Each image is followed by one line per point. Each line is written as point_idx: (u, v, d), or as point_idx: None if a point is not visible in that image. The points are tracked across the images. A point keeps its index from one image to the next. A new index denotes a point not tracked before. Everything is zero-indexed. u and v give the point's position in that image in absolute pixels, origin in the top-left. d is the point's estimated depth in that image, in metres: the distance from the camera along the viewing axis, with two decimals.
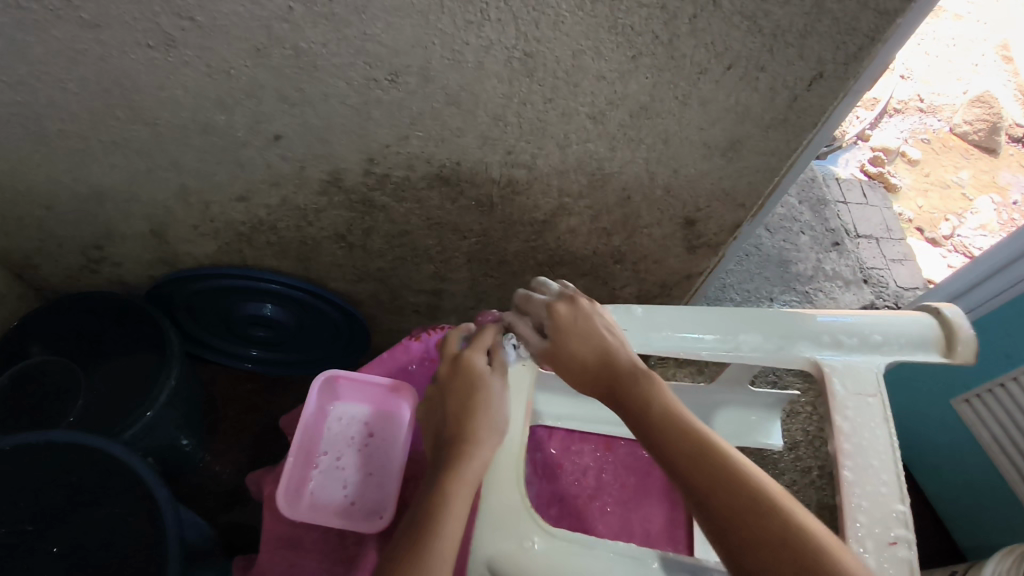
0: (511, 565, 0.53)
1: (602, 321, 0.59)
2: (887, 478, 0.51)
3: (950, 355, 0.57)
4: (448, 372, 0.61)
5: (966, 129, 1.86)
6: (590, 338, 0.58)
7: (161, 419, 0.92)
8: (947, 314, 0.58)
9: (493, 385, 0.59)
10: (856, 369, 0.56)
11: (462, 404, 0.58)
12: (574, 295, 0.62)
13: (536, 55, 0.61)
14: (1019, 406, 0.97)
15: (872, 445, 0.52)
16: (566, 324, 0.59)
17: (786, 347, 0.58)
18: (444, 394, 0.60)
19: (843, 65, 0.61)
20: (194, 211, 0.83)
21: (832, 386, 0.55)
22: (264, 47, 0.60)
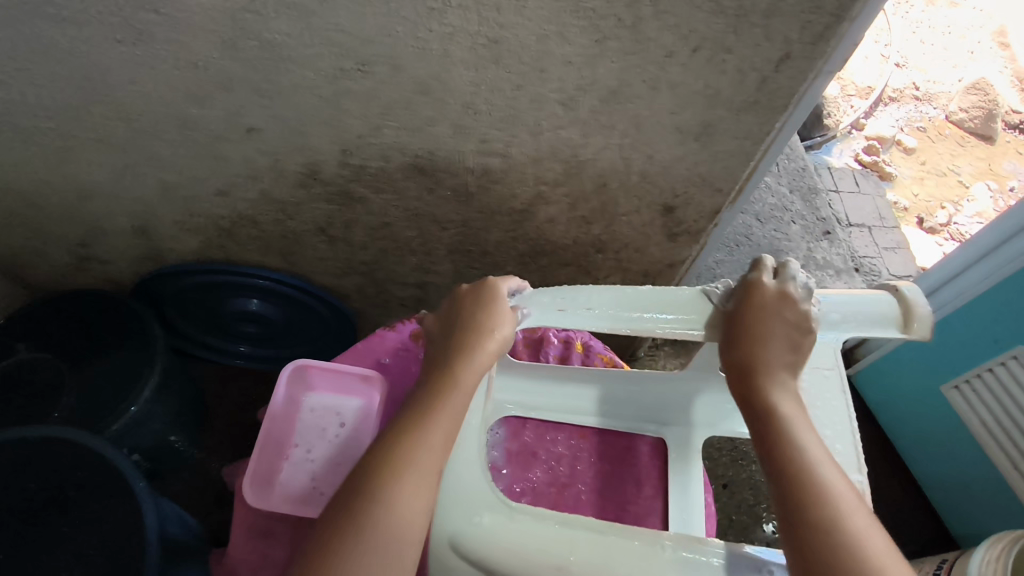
0: (469, 544, 0.55)
1: (790, 331, 0.55)
2: (838, 446, 0.53)
3: (909, 331, 0.56)
4: (468, 295, 0.63)
5: (963, 116, 1.84)
6: (760, 338, 0.55)
7: (147, 415, 0.94)
8: (904, 290, 0.57)
9: (503, 317, 0.60)
10: (813, 346, 0.57)
11: (466, 325, 0.60)
12: (791, 293, 0.55)
13: (501, 41, 0.61)
14: (1011, 392, 0.98)
15: (823, 414, 0.54)
16: (754, 314, 0.55)
17: None
18: (455, 315, 0.62)
19: (810, 45, 0.61)
20: (175, 207, 0.84)
21: (789, 366, 0.55)
22: (231, 39, 0.61)
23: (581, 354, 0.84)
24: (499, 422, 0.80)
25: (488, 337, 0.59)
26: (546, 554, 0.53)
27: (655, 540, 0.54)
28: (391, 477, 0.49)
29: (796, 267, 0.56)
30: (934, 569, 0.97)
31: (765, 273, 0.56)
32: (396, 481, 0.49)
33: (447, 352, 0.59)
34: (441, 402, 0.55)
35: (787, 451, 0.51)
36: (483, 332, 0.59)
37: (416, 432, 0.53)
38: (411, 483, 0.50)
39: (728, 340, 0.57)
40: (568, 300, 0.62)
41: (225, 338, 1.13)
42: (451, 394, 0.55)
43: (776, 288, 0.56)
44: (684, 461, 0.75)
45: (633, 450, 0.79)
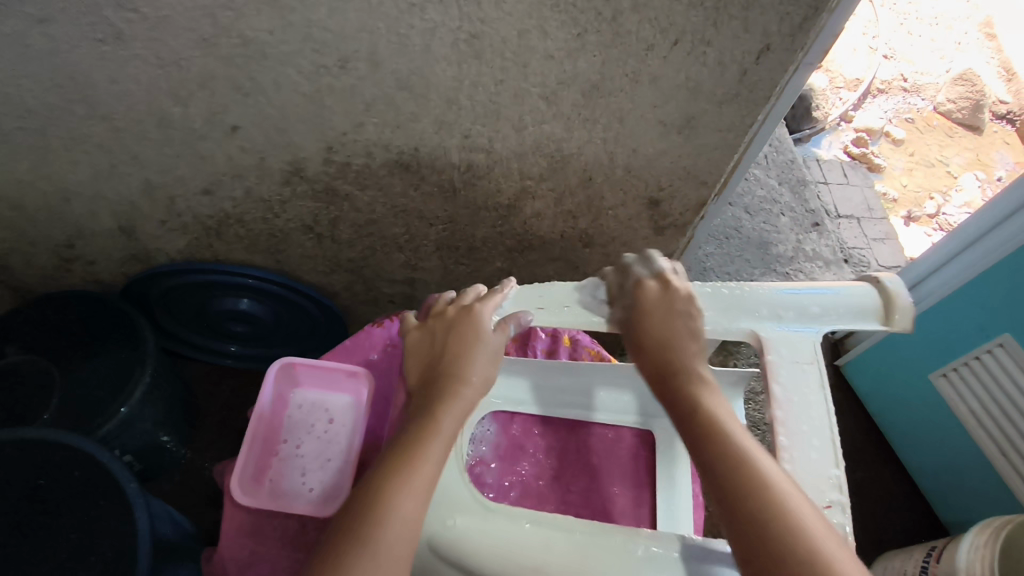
0: (446, 545, 0.55)
1: (688, 321, 0.56)
2: (819, 444, 0.52)
3: (890, 323, 0.57)
4: (455, 315, 0.60)
5: (950, 107, 1.84)
6: (664, 329, 0.55)
7: (138, 416, 0.94)
8: (886, 282, 0.57)
9: (492, 344, 0.58)
10: (792, 338, 0.57)
11: (455, 349, 0.58)
12: (676, 284, 0.58)
13: (481, 36, 0.61)
14: (996, 380, 0.98)
15: (806, 411, 0.53)
16: (649, 307, 0.57)
17: (728, 321, 0.58)
18: (442, 335, 0.60)
19: (789, 37, 0.61)
20: (161, 206, 0.84)
21: (770, 360, 0.56)
22: (211, 37, 0.61)
23: (568, 348, 0.85)
24: (488, 417, 0.80)
25: (476, 363, 0.57)
26: (520, 554, 0.53)
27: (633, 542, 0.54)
28: (379, 501, 0.47)
29: (665, 259, 0.61)
30: (922, 556, 0.98)
31: (640, 269, 0.60)
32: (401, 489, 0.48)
33: (436, 378, 0.56)
34: (430, 427, 0.52)
35: (712, 428, 0.48)
36: (472, 357, 0.57)
37: (406, 458, 0.49)
38: (402, 517, 0.46)
39: (630, 335, 0.57)
40: (550, 300, 0.63)
41: (215, 338, 1.13)
42: (440, 422, 0.52)
43: (657, 281, 0.59)
44: (671, 453, 0.77)
45: (621, 443, 0.79)
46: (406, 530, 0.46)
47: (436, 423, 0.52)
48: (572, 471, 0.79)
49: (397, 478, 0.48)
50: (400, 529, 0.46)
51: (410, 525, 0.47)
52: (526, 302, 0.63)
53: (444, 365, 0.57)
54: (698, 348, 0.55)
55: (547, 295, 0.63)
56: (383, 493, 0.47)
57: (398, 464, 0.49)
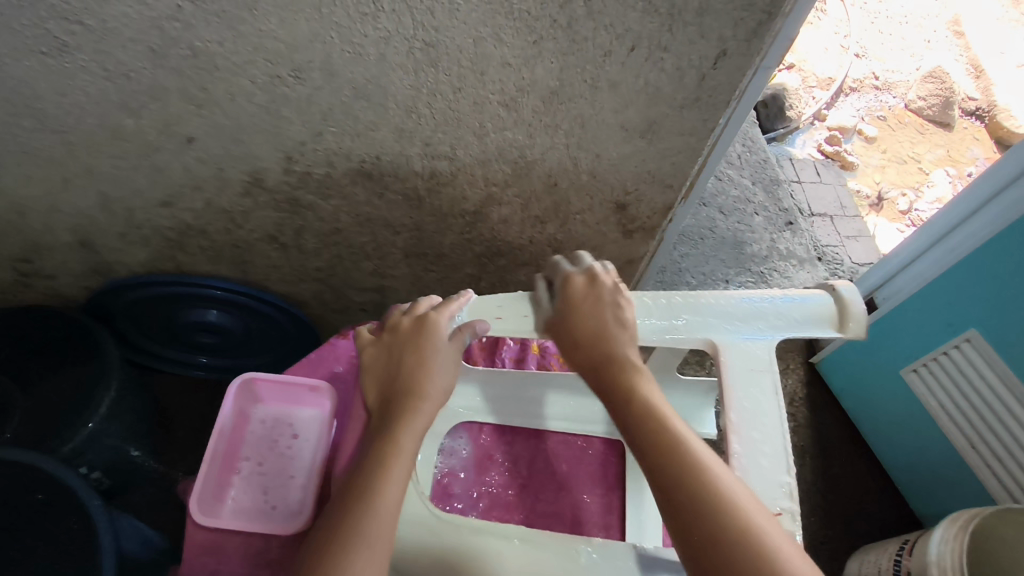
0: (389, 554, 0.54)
1: (615, 312, 0.56)
2: (771, 451, 0.51)
3: (844, 331, 0.57)
4: (409, 328, 0.58)
5: (921, 105, 1.87)
6: (591, 326, 0.56)
7: (104, 432, 0.93)
8: (841, 290, 0.58)
9: (450, 354, 0.57)
10: (749, 346, 0.56)
11: (410, 365, 0.56)
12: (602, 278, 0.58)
13: (436, 44, 0.60)
14: (965, 374, 1.00)
15: (759, 418, 0.52)
16: (573, 306, 0.57)
17: (688, 328, 0.58)
18: (396, 349, 0.58)
19: (745, 41, 0.61)
20: (120, 219, 0.82)
21: (726, 362, 0.55)
22: (159, 48, 0.59)
23: (535, 356, 0.84)
24: (453, 429, 0.80)
25: (434, 376, 0.56)
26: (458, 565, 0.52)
27: (577, 550, 0.52)
28: (348, 526, 0.46)
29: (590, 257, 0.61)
30: (896, 552, 0.99)
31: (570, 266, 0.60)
32: (366, 513, 0.47)
33: (394, 398, 0.55)
34: (388, 451, 0.50)
35: (651, 420, 0.49)
36: (429, 370, 0.56)
37: (369, 482, 0.49)
38: (369, 541, 0.46)
39: (558, 331, 0.57)
40: (507, 310, 0.60)
41: (184, 350, 1.11)
42: (400, 442, 0.51)
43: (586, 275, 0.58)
44: (640, 465, 0.77)
45: (591, 449, 0.80)
46: (374, 553, 0.45)
47: (396, 444, 0.51)
48: (539, 478, 0.78)
49: (360, 503, 0.47)
50: (371, 555, 0.45)
51: (381, 549, 0.46)
52: (486, 312, 0.60)
53: (401, 383, 0.56)
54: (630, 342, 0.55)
55: (505, 304, 0.61)
56: (352, 512, 0.47)
57: (361, 489, 0.48)
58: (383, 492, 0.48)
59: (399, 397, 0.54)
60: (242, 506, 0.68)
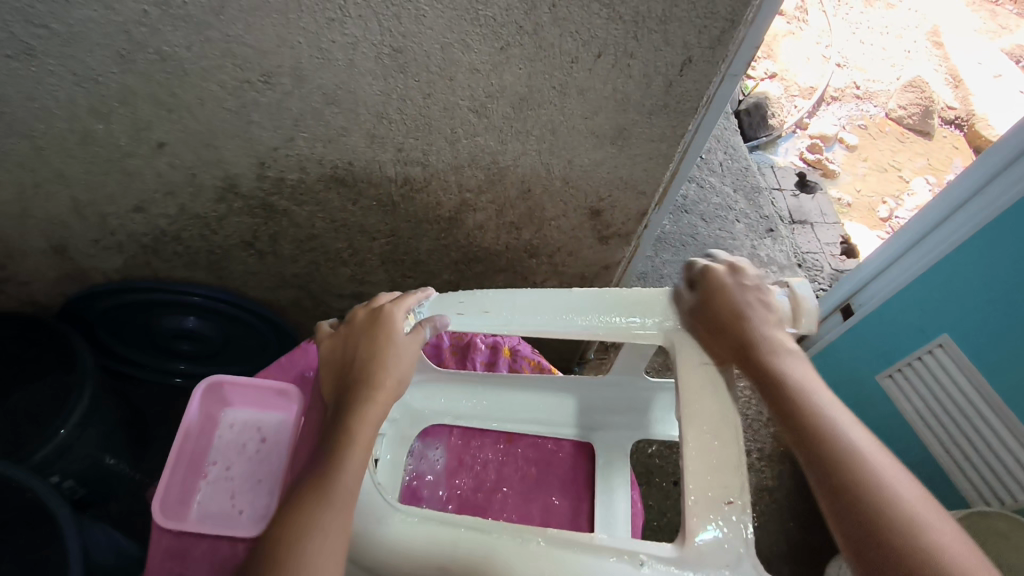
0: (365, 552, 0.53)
1: (760, 304, 0.57)
2: (719, 440, 0.53)
3: (798, 327, 0.58)
4: (365, 321, 0.59)
5: (901, 114, 1.89)
6: (739, 318, 0.56)
7: (79, 439, 0.90)
8: (795, 287, 0.59)
9: (405, 345, 0.58)
10: None
11: (366, 357, 0.57)
12: (744, 270, 0.59)
13: (404, 50, 0.61)
14: (938, 378, 1.00)
15: (710, 409, 0.54)
16: (719, 301, 0.58)
17: (645, 323, 0.60)
18: (353, 341, 0.59)
19: (709, 49, 0.61)
20: (93, 225, 0.82)
21: (682, 353, 0.58)
22: (127, 53, 0.60)
23: (507, 360, 0.84)
24: (420, 433, 0.81)
25: (389, 366, 0.56)
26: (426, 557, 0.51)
27: (527, 536, 0.50)
28: (302, 514, 0.47)
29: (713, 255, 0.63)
30: None
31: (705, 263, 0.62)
32: (322, 499, 0.48)
33: (349, 389, 0.55)
34: (344, 440, 0.51)
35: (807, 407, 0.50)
36: (383, 360, 0.56)
37: (325, 472, 0.49)
38: (323, 530, 0.46)
39: (702, 326, 0.58)
40: (467, 305, 0.65)
41: (162, 357, 1.10)
42: (353, 433, 0.51)
43: (723, 271, 0.59)
44: (610, 466, 0.77)
45: (561, 452, 0.80)
46: (330, 541, 0.46)
47: (350, 434, 0.51)
48: (509, 482, 0.80)
49: (316, 493, 0.48)
50: (326, 541, 0.46)
51: (333, 537, 0.46)
52: (448, 308, 0.65)
53: (356, 374, 0.56)
54: (769, 331, 0.56)
55: (466, 300, 0.65)
56: (309, 502, 0.47)
57: (315, 480, 0.49)
58: (336, 481, 0.49)
59: (354, 389, 0.55)
60: (207, 511, 0.68)
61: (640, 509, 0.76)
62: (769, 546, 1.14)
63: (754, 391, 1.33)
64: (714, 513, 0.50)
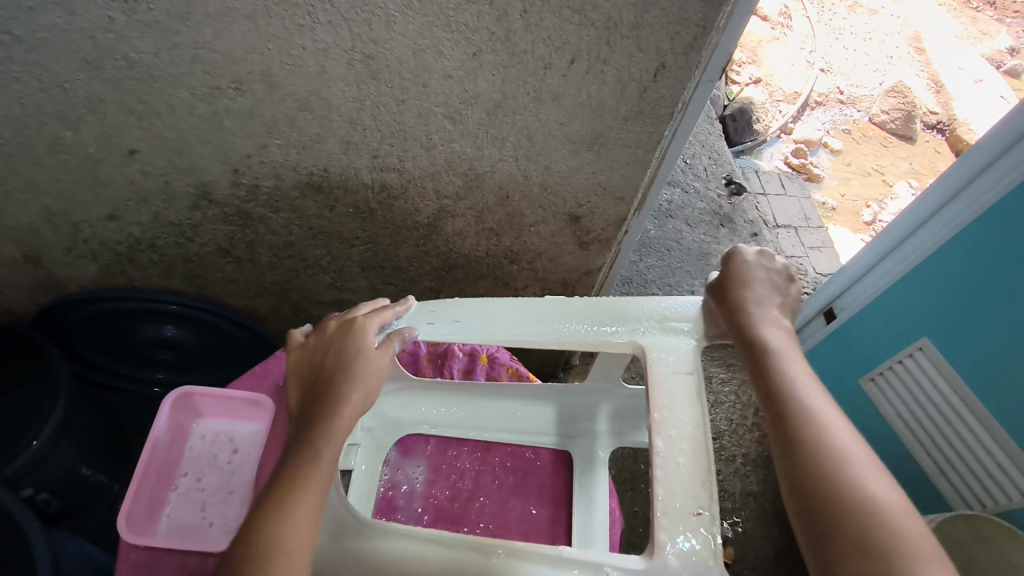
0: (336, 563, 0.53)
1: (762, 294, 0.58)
2: (689, 450, 0.52)
3: None
4: (336, 332, 0.59)
5: (884, 118, 1.90)
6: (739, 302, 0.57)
7: (53, 450, 0.89)
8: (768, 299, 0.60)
9: (375, 357, 0.57)
10: (676, 348, 0.58)
11: (336, 370, 0.56)
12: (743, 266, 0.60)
13: (376, 57, 0.60)
14: (916, 381, 1.01)
15: (682, 417, 0.54)
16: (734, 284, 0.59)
17: (616, 332, 0.60)
18: (324, 352, 0.58)
19: (682, 55, 0.61)
20: (66, 233, 0.81)
21: (653, 359, 0.58)
22: (93, 59, 0.59)
23: (484, 368, 0.84)
24: (396, 442, 0.81)
25: (358, 380, 0.56)
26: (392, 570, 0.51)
27: (487, 549, 0.51)
28: (265, 530, 0.46)
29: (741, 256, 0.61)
30: None
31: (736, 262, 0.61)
32: (286, 516, 0.47)
33: (316, 403, 0.55)
34: (309, 456, 0.51)
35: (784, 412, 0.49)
36: (352, 374, 0.56)
37: (290, 489, 0.49)
38: (288, 549, 0.46)
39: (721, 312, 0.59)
40: (439, 315, 0.64)
41: (139, 366, 1.09)
42: (318, 448, 0.51)
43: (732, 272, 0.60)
44: (588, 475, 0.77)
45: (539, 461, 0.80)
46: (293, 560, 0.46)
47: (315, 450, 0.51)
48: (485, 491, 0.79)
49: (280, 508, 0.48)
50: (291, 557, 0.46)
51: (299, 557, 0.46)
52: (421, 318, 0.64)
53: (324, 387, 0.55)
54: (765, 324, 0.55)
55: (439, 310, 0.65)
56: (274, 516, 0.47)
57: (280, 496, 0.49)
58: (299, 499, 0.48)
59: (322, 401, 0.54)
60: (177, 524, 0.67)
61: (619, 519, 0.75)
62: (754, 551, 1.14)
63: (739, 395, 1.33)
64: (682, 524, 0.49)
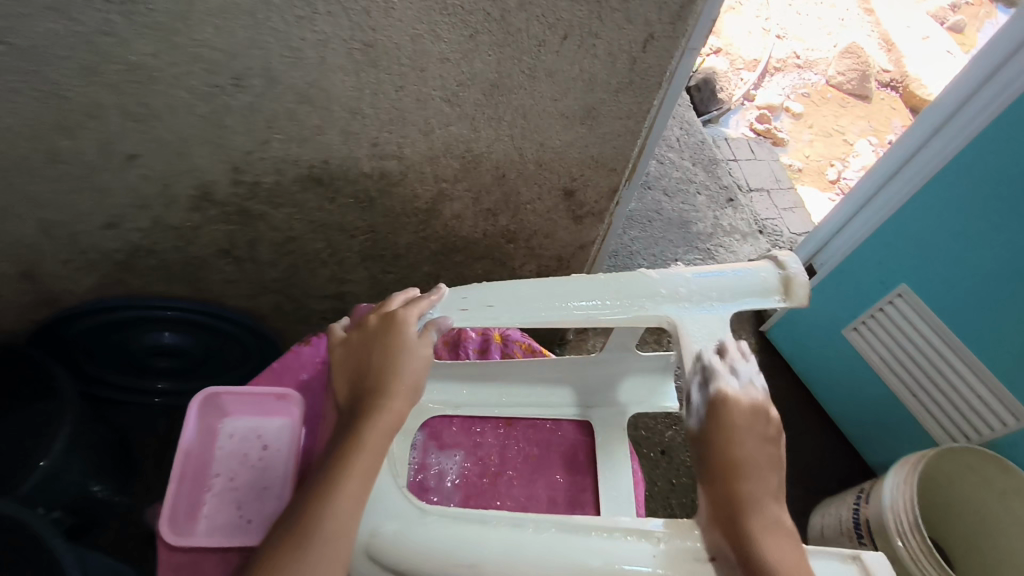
0: (390, 553, 0.54)
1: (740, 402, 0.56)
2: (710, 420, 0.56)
3: (790, 298, 0.63)
4: (378, 325, 0.61)
5: (840, 79, 1.97)
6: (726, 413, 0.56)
7: (65, 468, 0.88)
8: (785, 263, 0.64)
9: (417, 350, 0.60)
10: (704, 318, 0.62)
11: (381, 364, 0.58)
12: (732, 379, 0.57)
13: (375, 44, 0.61)
14: (901, 327, 1.07)
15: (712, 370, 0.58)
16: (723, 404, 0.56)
17: (647, 304, 0.63)
18: (366, 347, 0.60)
19: (670, 24, 0.63)
20: (63, 245, 0.80)
21: (683, 337, 0.61)
22: (91, 64, 0.58)
23: (497, 346, 0.87)
24: (422, 426, 0.83)
25: (402, 374, 0.58)
26: (449, 556, 0.52)
27: (539, 525, 0.54)
28: (309, 514, 0.49)
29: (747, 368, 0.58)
30: (854, 501, 1.01)
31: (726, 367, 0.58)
32: (328, 504, 0.50)
33: (363, 395, 0.57)
34: (353, 444, 0.53)
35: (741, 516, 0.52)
36: (397, 368, 0.58)
37: (332, 476, 0.51)
38: (325, 536, 0.49)
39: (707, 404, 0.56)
40: (471, 300, 0.65)
41: (140, 378, 1.08)
42: (362, 437, 0.53)
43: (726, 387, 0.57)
44: (609, 440, 0.80)
45: (561, 432, 0.83)
46: (330, 546, 0.48)
47: (359, 439, 0.53)
48: (513, 464, 0.83)
49: (322, 495, 0.50)
50: (328, 536, 0.49)
51: (339, 539, 0.49)
52: (452, 307, 0.65)
53: (370, 380, 0.58)
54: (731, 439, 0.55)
55: (469, 296, 0.65)
56: (314, 500, 0.50)
57: (323, 483, 0.51)
58: (341, 486, 0.51)
59: (368, 395, 0.57)
60: (217, 523, 0.69)
61: (643, 478, 0.79)
62: None
63: None
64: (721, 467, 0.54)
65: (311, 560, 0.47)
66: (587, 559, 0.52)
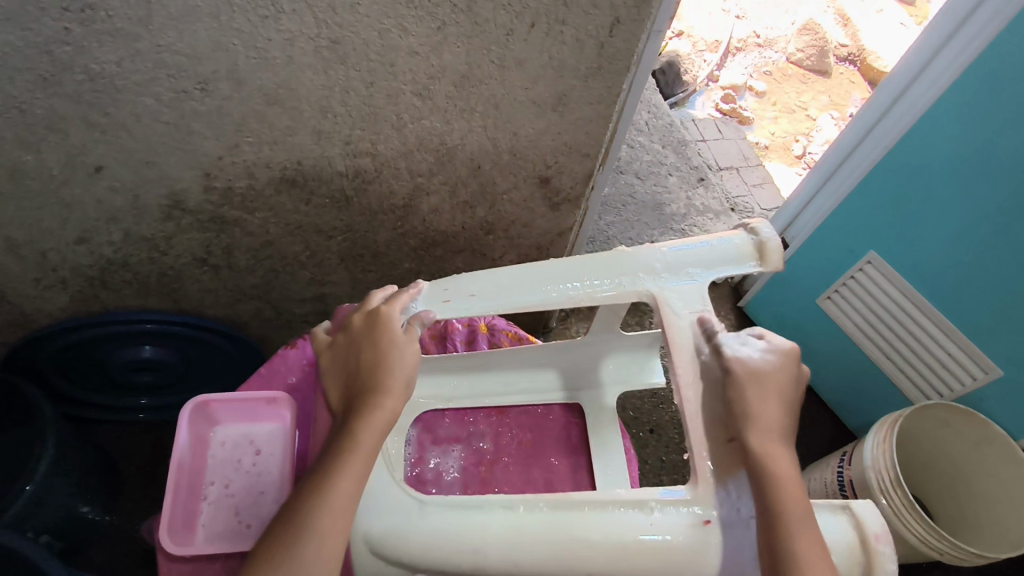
0: (392, 546, 0.55)
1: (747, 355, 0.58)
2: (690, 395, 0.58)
3: (765, 264, 0.62)
4: (365, 323, 0.61)
5: (800, 56, 2.01)
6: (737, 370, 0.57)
7: (49, 491, 0.86)
8: (759, 230, 0.64)
9: (407, 344, 0.59)
10: (683, 292, 0.63)
11: (370, 360, 0.58)
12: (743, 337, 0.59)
13: (342, 41, 0.61)
14: (870, 292, 1.10)
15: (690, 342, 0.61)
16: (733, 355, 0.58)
17: (626, 282, 0.64)
18: (357, 346, 0.60)
19: (635, 7, 0.64)
20: (32, 264, 0.78)
21: (663, 312, 0.62)
22: (51, 75, 0.57)
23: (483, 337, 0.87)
24: (415, 421, 0.83)
25: (392, 369, 0.57)
26: (449, 543, 0.53)
27: (533, 504, 0.54)
28: (306, 512, 0.49)
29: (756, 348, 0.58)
30: (837, 465, 1.03)
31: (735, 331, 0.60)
32: (323, 503, 0.50)
33: (355, 394, 0.57)
34: (348, 441, 0.53)
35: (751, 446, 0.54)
36: (388, 364, 0.58)
37: (328, 474, 0.51)
38: (323, 531, 0.49)
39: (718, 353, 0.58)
40: (453, 292, 0.66)
41: (121, 395, 1.06)
42: (358, 433, 0.53)
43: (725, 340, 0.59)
44: (600, 421, 0.82)
45: (551, 416, 0.84)
46: (329, 541, 0.48)
47: (355, 436, 0.53)
48: (508, 451, 0.83)
49: (319, 492, 0.50)
50: (323, 535, 0.49)
51: (335, 533, 0.49)
52: (435, 300, 0.65)
53: (361, 378, 0.58)
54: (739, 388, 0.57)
55: (450, 288, 0.66)
56: (311, 499, 0.50)
57: (320, 481, 0.51)
58: (337, 483, 0.51)
59: (360, 391, 0.57)
60: (214, 530, 0.68)
61: (634, 456, 0.81)
62: None
63: None
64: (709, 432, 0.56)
65: (309, 555, 0.48)
66: (592, 535, 0.52)
